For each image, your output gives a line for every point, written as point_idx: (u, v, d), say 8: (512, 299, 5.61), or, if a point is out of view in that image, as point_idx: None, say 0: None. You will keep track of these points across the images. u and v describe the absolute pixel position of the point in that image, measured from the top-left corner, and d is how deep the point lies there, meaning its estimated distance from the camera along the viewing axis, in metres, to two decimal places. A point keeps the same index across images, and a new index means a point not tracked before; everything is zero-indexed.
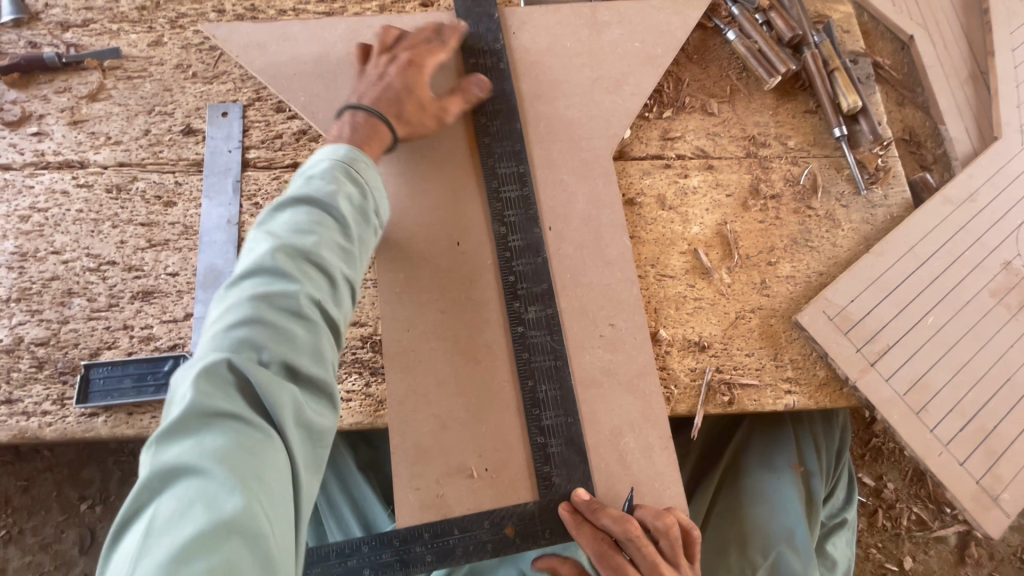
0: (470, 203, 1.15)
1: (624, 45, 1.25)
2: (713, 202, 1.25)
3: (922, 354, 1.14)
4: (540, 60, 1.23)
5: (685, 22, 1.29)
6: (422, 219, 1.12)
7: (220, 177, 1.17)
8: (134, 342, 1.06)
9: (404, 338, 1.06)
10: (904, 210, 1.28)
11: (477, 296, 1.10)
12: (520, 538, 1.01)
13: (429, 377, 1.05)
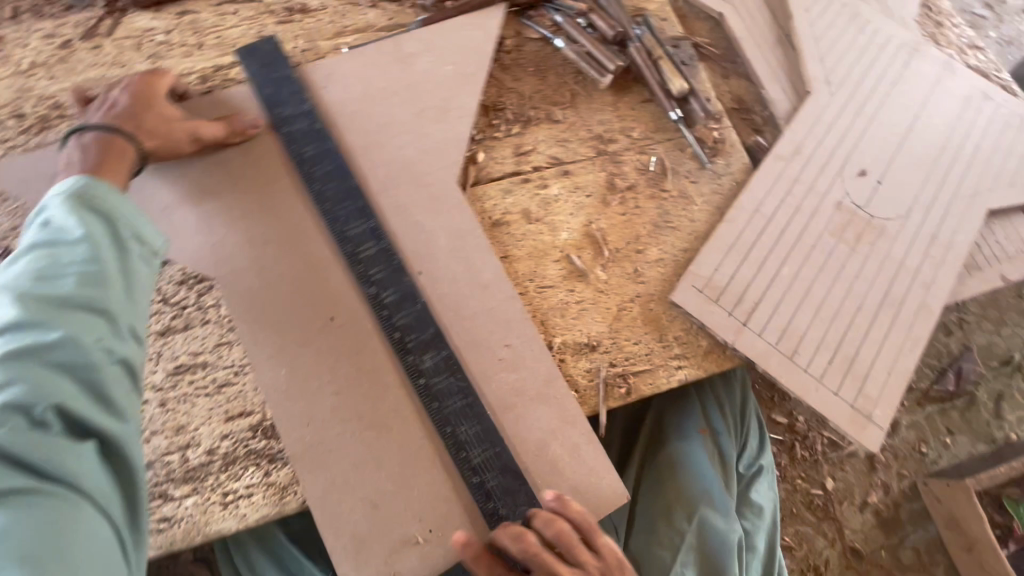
0: (334, 275, 1.13)
1: (436, 72, 1.29)
2: (575, 205, 1.30)
3: (785, 304, 1.25)
4: (357, 110, 1.26)
5: (488, 34, 1.34)
6: (285, 303, 1.10)
7: None
8: None
9: (305, 436, 1.03)
10: (746, 174, 1.39)
11: (367, 367, 1.07)
12: None
13: (338, 461, 1.02)
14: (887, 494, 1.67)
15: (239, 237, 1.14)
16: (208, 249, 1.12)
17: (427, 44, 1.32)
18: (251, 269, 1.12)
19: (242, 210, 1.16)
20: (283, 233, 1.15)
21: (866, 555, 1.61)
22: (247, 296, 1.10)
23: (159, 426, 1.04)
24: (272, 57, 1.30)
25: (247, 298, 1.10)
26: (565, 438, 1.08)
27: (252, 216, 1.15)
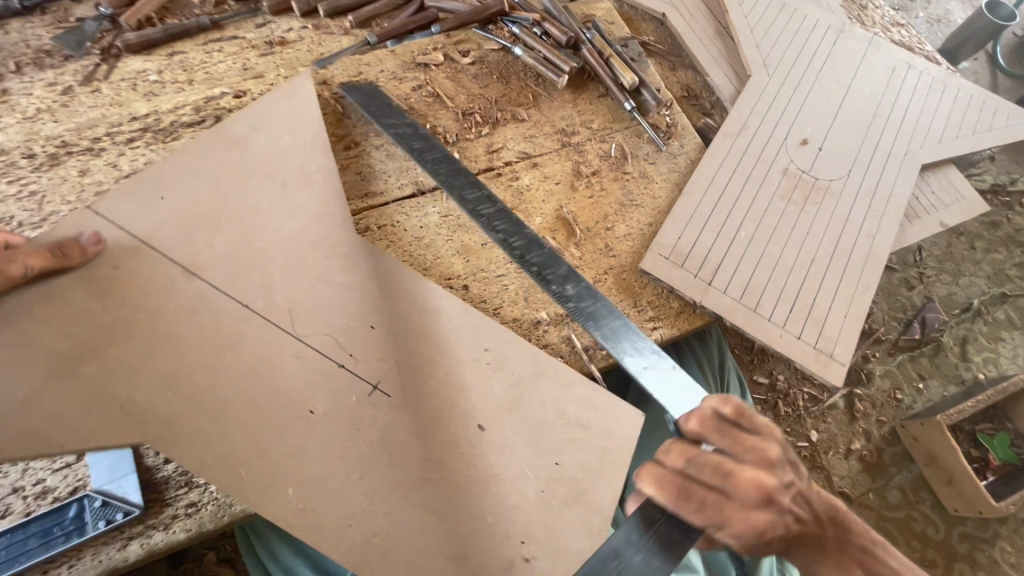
0: (298, 365, 1.05)
1: (278, 145, 1.21)
2: (546, 192, 1.43)
3: (744, 263, 1.36)
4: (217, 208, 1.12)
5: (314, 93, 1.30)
6: (244, 423, 0.98)
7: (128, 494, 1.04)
8: (29, 502, 1.03)
9: (349, 535, 0.95)
10: (699, 152, 1.52)
11: (372, 438, 1.03)
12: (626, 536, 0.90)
13: (398, 545, 0.96)
14: (869, 440, 1.77)
15: (156, 380, 0.97)
16: (121, 413, 0.93)
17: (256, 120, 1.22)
18: (189, 413, 0.96)
19: (140, 351, 0.98)
20: (203, 366, 1.00)
21: (856, 499, 1.69)
22: (191, 440, 0.94)
23: None
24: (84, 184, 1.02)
25: (184, 444, 0.94)
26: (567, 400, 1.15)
27: (160, 354, 0.99)
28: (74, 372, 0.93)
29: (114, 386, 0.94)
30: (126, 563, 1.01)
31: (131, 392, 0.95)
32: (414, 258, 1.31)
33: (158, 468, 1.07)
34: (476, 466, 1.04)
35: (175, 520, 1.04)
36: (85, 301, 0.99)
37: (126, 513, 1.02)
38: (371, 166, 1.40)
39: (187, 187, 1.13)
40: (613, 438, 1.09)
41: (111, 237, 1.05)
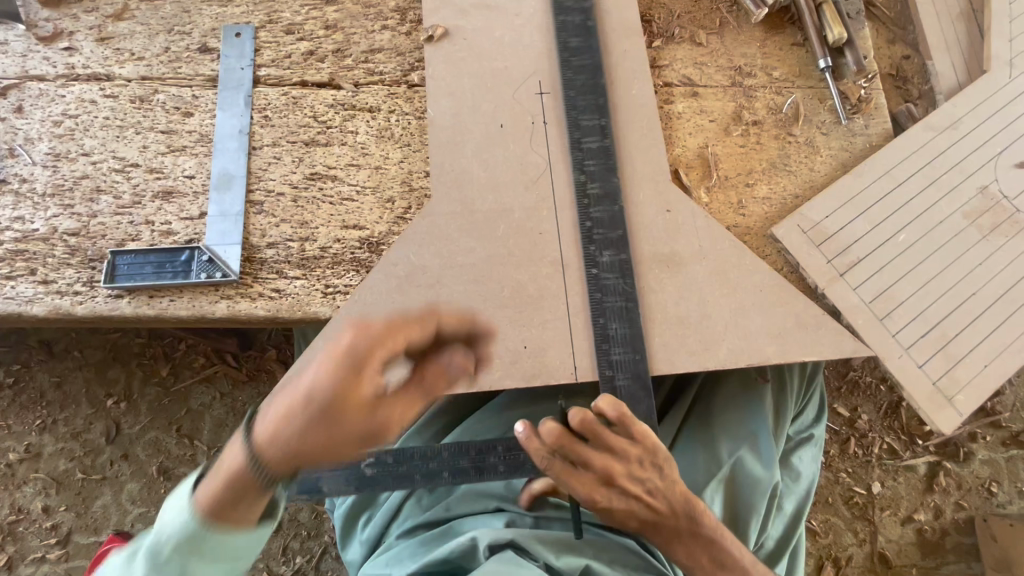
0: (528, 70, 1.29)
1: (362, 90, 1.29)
2: (697, 126, 1.31)
3: (888, 270, 1.19)
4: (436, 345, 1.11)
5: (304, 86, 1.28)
6: (610, 225, 1.19)
7: (153, 284, 1.11)
8: (154, 236, 1.15)
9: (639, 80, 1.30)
10: (884, 140, 1.32)
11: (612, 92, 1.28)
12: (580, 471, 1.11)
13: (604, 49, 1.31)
14: (936, 517, 1.57)
15: (641, 249, 1.18)
16: (683, 293, 1.16)
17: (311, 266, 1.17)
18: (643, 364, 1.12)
19: (641, 299, 1.16)
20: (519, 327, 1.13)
21: (893, 566, 1.53)
22: (691, 265, 1.17)
23: (287, 216, 1.18)
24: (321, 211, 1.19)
25: (707, 258, 1.18)
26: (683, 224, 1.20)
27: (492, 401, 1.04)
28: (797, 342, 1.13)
29: (664, 289, 1.16)
30: (213, 316, 1.12)
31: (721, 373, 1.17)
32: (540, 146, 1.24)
33: (258, 248, 1.16)
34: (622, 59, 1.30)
35: (260, 297, 1.14)
36: (554, 325, 1.14)
37: (224, 275, 1.12)
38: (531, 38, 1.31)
39: (465, 311, 1.13)
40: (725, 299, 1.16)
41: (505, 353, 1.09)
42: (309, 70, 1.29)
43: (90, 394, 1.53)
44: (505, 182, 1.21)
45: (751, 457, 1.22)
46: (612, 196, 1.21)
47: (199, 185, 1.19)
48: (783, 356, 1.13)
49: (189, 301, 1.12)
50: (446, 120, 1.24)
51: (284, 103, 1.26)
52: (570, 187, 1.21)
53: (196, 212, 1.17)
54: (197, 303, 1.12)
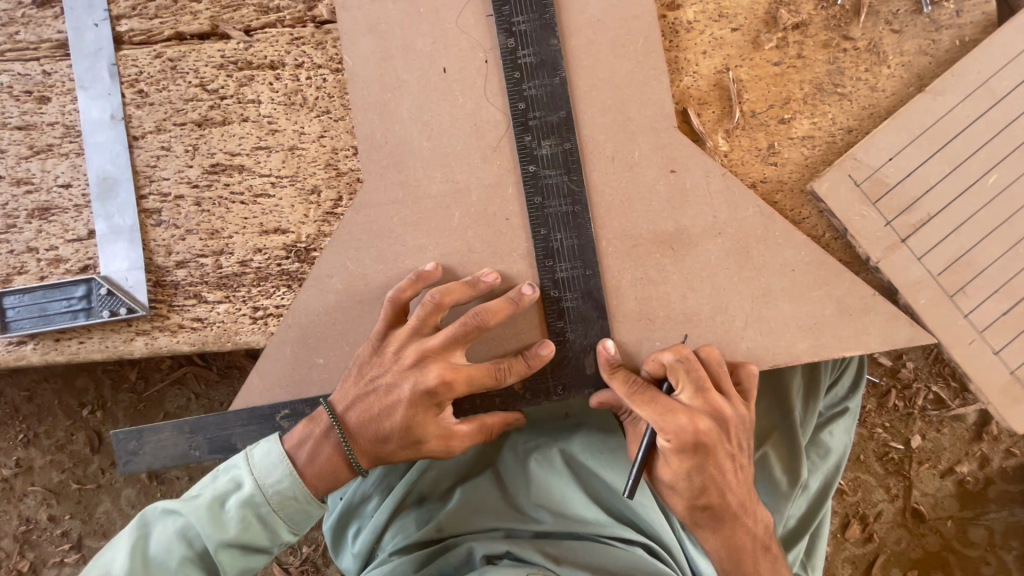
0: None
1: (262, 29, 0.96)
2: (714, 40, 0.95)
3: (969, 227, 0.91)
4: None
5: (182, 41, 0.96)
6: (596, 197, 0.92)
7: (53, 328, 0.94)
8: (43, 266, 0.95)
9: None
10: (981, 30, 0.94)
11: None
12: (529, 394, 0.92)
13: None
14: (981, 467, 1.42)
15: (637, 229, 0.92)
16: (692, 283, 0.91)
17: (230, 283, 0.96)
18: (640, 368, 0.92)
19: (638, 296, 0.92)
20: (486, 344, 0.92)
21: (927, 520, 1.43)
22: (706, 244, 0.91)
23: (192, 225, 0.96)
24: (235, 211, 0.96)
25: (726, 231, 0.91)
26: (694, 181, 0.91)
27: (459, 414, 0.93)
28: (835, 329, 0.90)
29: (668, 278, 0.91)
30: (132, 356, 0.96)
31: (751, 353, 0.91)
32: (497, 92, 0.92)
33: (167, 270, 0.95)
34: None
35: (180, 330, 0.95)
36: (527, 334, 0.92)
37: (130, 310, 0.93)
38: None
39: None
40: (748, 287, 0.91)
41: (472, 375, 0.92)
42: (183, 16, 0.96)
43: (62, 404, 1.45)
44: (454, 150, 0.92)
45: (773, 458, 1.08)
46: (596, 156, 0.92)
47: (79, 195, 0.96)
48: (817, 353, 0.91)
49: (100, 342, 0.95)
50: (372, 70, 0.92)
51: (159, 71, 0.96)
52: (529, 77, 0.91)
53: (83, 231, 0.95)
54: (107, 345, 0.95)
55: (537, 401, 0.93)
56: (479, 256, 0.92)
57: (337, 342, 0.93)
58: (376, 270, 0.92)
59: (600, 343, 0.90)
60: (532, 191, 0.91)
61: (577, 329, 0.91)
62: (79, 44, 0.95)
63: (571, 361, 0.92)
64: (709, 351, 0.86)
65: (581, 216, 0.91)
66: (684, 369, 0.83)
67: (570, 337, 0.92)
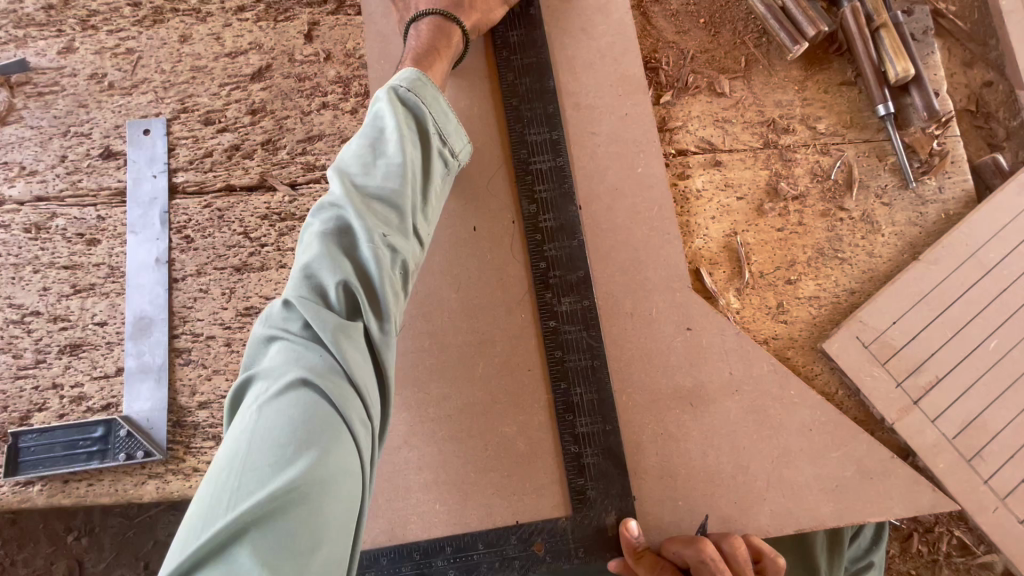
0: (501, 152, 1.03)
1: (308, 184, 1.05)
2: (721, 206, 1.04)
3: (977, 391, 0.94)
4: (406, 533, 0.89)
5: (231, 192, 1.04)
6: (615, 351, 0.95)
7: (64, 470, 0.92)
8: (65, 403, 0.96)
9: (642, 151, 1.03)
10: (962, 205, 1.04)
11: (608, 170, 1.02)
12: (550, 556, 0.89)
13: (601, 116, 1.04)
14: None
15: (655, 384, 0.94)
16: (711, 440, 0.92)
17: None
18: (663, 529, 0.90)
19: (658, 452, 0.92)
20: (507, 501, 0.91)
21: None
22: (723, 400, 0.93)
23: (220, 366, 0.97)
24: None
25: (742, 388, 0.94)
26: (709, 337, 0.95)
27: None
28: (857, 492, 0.90)
29: (688, 434, 0.92)
30: (139, 501, 0.93)
31: (775, 517, 0.89)
32: (521, 251, 0.99)
33: (189, 410, 0.96)
34: (619, 126, 1.04)
35: (195, 473, 0.94)
36: (548, 490, 0.91)
37: (147, 453, 0.92)
38: (507, 105, 1.04)
39: (436, 487, 0.91)
40: (767, 447, 0.92)
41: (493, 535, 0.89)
42: (235, 170, 1.05)
43: (47, 529, 1.37)
44: (481, 303, 0.97)
45: None
46: (615, 312, 0.97)
47: (113, 333, 0.98)
48: (841, 518, 0.89)
49: (109, 486, 0.93)
50: None
51: (207, 218, 1.03)
52: (552, 238, 0.99)
53: (111, 369, 0.97)
54: (116, 489, 0.93)
55: (557, 565, 0.89)
56: (501, 407, 0.94)
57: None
58: (398, 419, 0.93)
59: (624, 522, 0.88)
60: (554, 345, 0.95)
61: (598, 486, 0.91)
62: (136, 193, 1.03)
63: (592, 521, 0.90)
64: (735, 544, 0.82)
65: (601, 370, 0.94)
66: (708, 571, 0.79)
67: (591, 495, 0.90)
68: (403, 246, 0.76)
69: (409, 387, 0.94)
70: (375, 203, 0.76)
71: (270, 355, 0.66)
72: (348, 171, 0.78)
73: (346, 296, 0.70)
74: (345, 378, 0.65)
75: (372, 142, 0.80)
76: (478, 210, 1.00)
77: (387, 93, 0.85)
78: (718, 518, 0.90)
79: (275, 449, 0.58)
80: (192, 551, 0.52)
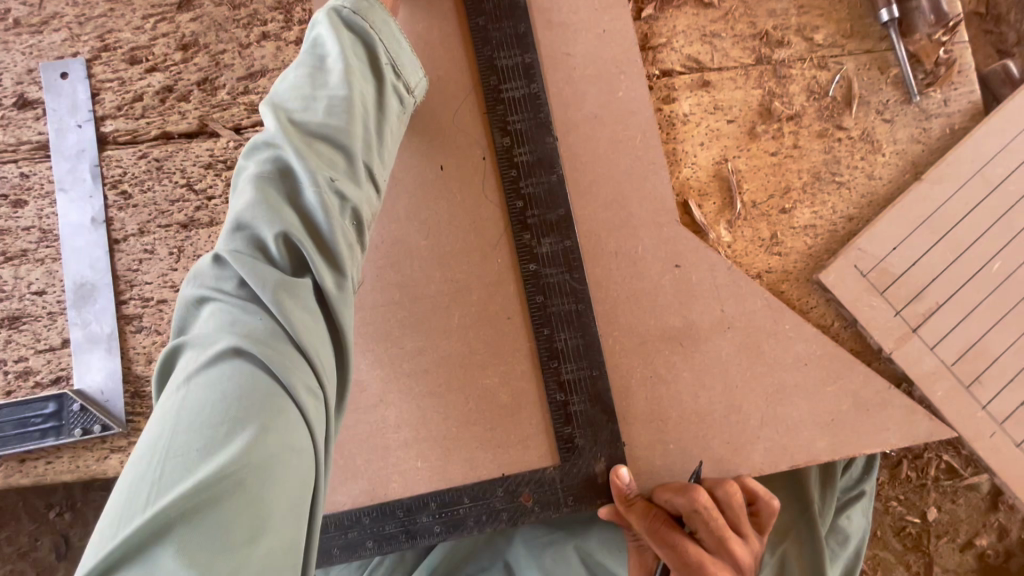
0: (467, 80, 0.92)
1: (254, 127, 0.94)
2: (711, 131, 0.95)
3: (978, 315, 0.89)
4: (388, 492, 0.86)
5: (169, 140, 0.93)
6: (599, 293, 0.89)
7: (17, 450, 0.86)
8: (10, 380, 0.89)
9: (623, 74, 0.93)
10: (969, 119, 0.96)
11: (586, 95, 0.92)
12: (539, 507, 0.86)
13: (576, 34, 0.93)
14: (999, 538, 1.37)
15: (643, 326, 0.89)
16: (703, 381, 0.88)
17: None
18: (655, 473, 0.87)
19: (648, 396, 0.88)
20: (491, 455, 0.87)
21: None
22: (716, 340, 0.88)
23: None
24: None
25: (735, 326, 0.88)
26: (699, 274, 0.89)
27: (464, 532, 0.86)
28: (854, 426, 0.87)
29: (678, 376, 0.88)
30: (104, 476, 0.88)
31: (771, 455, 0.87)
32: (495, 190, 0.90)
33: (147, 379, 0.89)
34: (597, 45, 0.93)
35: None
36: (534, 440, 0.87)
37: (105, 426, 0.86)
38: (471, 26, 0.93)
39: (420, 444, 0.87)
40: (761, 385, 0.88)
41: (480, 488, 0.86)
42: (171, 116, 0.94)
43: (27, 507, 1.33)
44: (454, 249, 0.89)
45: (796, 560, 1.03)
46: (599, 253, 0.90)
47: (54, 302, 0.90)
48: (837, 452, 0.87)
49: (68, 463, 0.88)
50: None
51: (145, 171, 0.93)
52: (526, 175, 0.90)
53: (56, 341, 0.89)
54: (77, 465, 0.88)
55: (546, 515, 0.86)
56: (481, 359, 0.88)
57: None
58: (372, 377, 0.87)
59: (615, 469, 0.85)
60: (534, 290, 0.88)
61: (586, 434, 0.87)
62: (61, 147, 0.92)
63: (581, 469, 0.87)
64: (727, 488, 0.79)
65: (586, 314, 0.88)
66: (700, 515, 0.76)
67: (579, 444, 0.87)
68: (354, 193, 0.67)
69: (381, 344, 0.88)
70: (318, 146, 0.67)
71: (203, 319, 0.59)
72: (285, 108, 0.68)
73: (290, 251, 0.63)
74: (289, 342, 0.59)
75: (314, 76, 0.71)
76: (444, 147, 0.91)
77: (328, 19, 0.74)
78: (711, 459, 0.86)
79: (207, 426, 0.52)
80: (111, 543, 0.46)
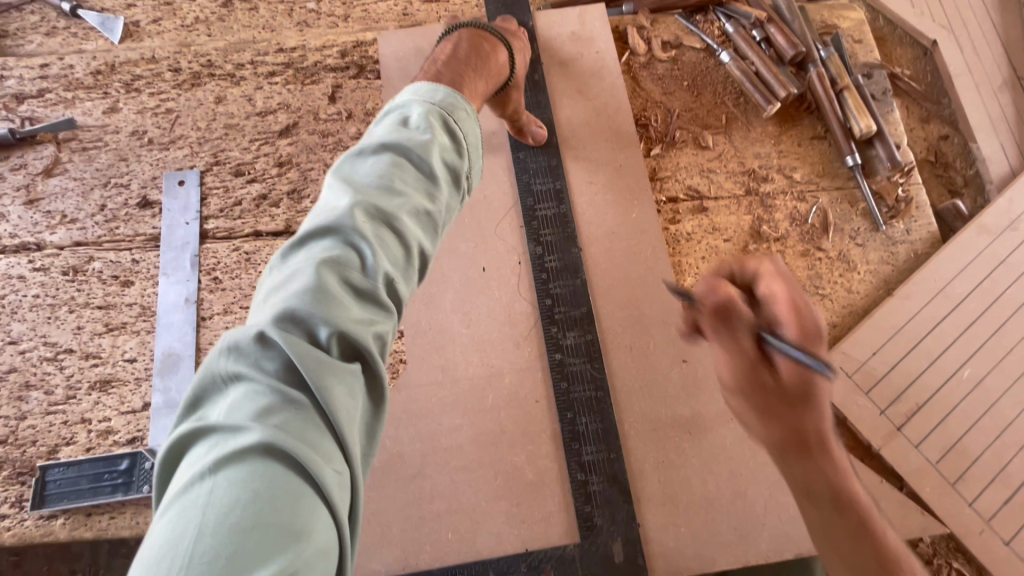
0: (508, 200, 1.12)
1: None
2: (710, 248, 1.13)
3: (955, 418, 1.00)
4: (420, 562, 0.92)
5: (258, 238, 1.13)
6: (616, 383, 1.02)
7: (87, 503, 0.95)
8: (92, 438, 1.00)
9: (637, 199, 1.13)
10: (929, 246, 1.13)
11: (605, 215, 1.12)
12: None
13: (598, 167, 1.15)
14: None
15: (655, 414, 1.00)
16: (710, 467, 0.97)
17: None
18: (668, 555, 0.93)
19: (660, 480, 0.97)
20: (516, 529, 0.94)
21: None
22: (720, 430, 0.99)
23: None
24: None
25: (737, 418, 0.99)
26: (704, 369, 1.02)
27: None
28: None
29: (687, 462, 0.97)
30: None
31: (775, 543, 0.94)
32: (528, 290, 1.07)
33: None
34: (615, 176, 1.14)
35: None
36: (556, 517, 0.95)
37: None
38: (514, 159, 1.15)
39: (451, 516, 0.95)
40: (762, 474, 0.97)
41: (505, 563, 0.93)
42: (262, 218, 1.14)
43: None
44: (491, 338, 1.04)
45: None
46: (616, 347, 1.04)
47: (142, 369, 1.04)
48: None
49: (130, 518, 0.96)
50: None
51: (235, 262, 1.11)
52: (554, 279, 1.07)
53: (138, 404, 1.02)
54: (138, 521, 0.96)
55: None
56: (511, 437, 0.99)
57: (369, 522, 0.94)
58: (412, 450, 0.98)
59: None
60: (559, 377, 1.01)
61: (604, 513, 0.95)
62: (170, 239, 1.11)
63: (599, 548, 0.93)
64: None
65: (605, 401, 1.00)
66: None
67: (598, 522, 0.94)
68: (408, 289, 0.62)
69: (423, 420, 0.99)
70: (391, 225, 0.60)
71: (230, 400, 0.49)
72: (361, 186, 0.61)
73: (340, 342, 0.54)
74: (331, 440, 0.50)
75: (396, 156, 0.64)
76: (487, 253, 1.09)
77: (422, 105, 0.69)
78: (719, 543, 0.94)
79: (234, 520, 0.42)
80: None
